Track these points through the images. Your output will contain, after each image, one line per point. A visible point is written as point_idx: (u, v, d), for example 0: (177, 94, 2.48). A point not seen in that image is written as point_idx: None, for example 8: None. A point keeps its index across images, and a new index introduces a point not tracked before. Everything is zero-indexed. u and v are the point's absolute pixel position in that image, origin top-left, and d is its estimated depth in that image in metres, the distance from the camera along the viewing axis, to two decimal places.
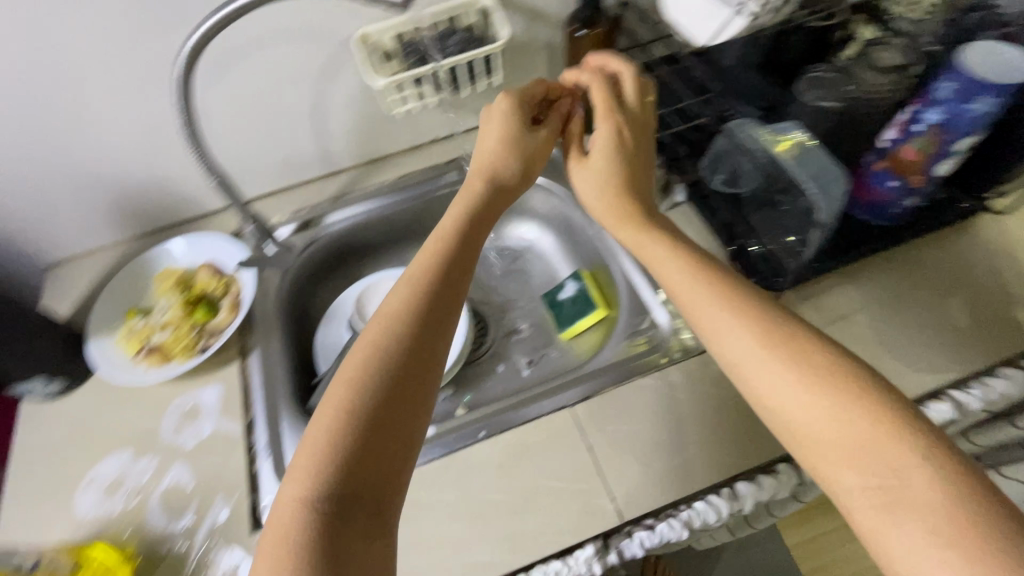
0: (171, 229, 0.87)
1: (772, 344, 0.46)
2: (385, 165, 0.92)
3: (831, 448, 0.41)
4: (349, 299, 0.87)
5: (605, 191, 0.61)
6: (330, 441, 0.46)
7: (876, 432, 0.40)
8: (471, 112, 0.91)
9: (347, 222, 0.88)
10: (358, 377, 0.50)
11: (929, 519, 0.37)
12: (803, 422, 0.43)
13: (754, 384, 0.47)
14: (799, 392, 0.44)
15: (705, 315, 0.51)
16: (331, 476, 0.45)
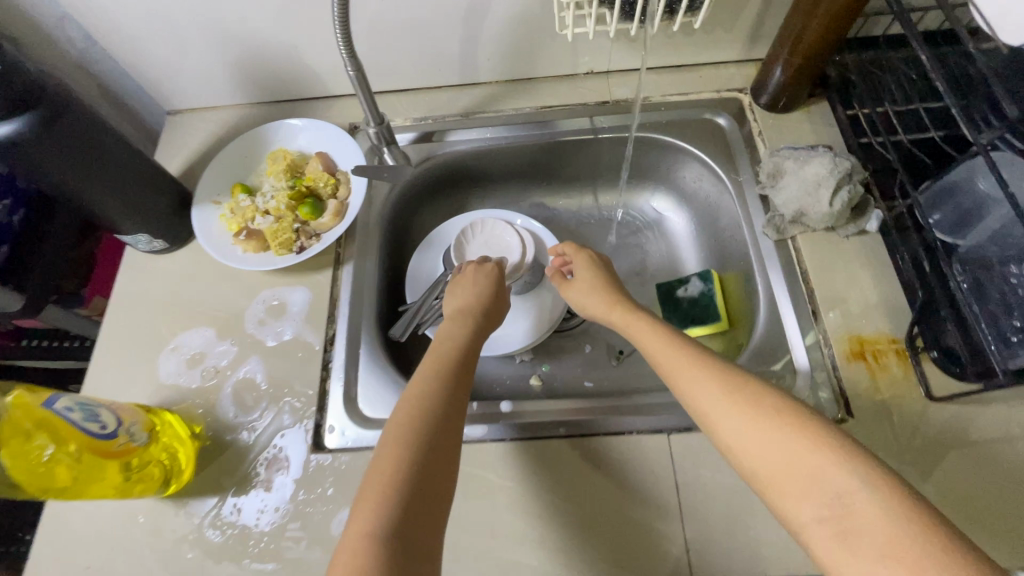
0: (293, 106, 0.82)
1: (735, 395, 0.48)
2: (527, 90, 0.80)
3: (796, 486, 0.42)
4: (454, 229, 0.81)
5: (597, 290, 0.66)
6: (384, 494, 0.45)
7: (828, 461, 0.41)
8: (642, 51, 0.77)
9: (470, 145, 0.79)
10: (414, 413, 0.51)
11: (876, 545, 0.37)
12: (762, 464, 0.44)
13: (719, 434, 0.48)
14: (767, 438, 0.45)
15: (690, 385, 0.51)
16: (382, 530, 0.42)
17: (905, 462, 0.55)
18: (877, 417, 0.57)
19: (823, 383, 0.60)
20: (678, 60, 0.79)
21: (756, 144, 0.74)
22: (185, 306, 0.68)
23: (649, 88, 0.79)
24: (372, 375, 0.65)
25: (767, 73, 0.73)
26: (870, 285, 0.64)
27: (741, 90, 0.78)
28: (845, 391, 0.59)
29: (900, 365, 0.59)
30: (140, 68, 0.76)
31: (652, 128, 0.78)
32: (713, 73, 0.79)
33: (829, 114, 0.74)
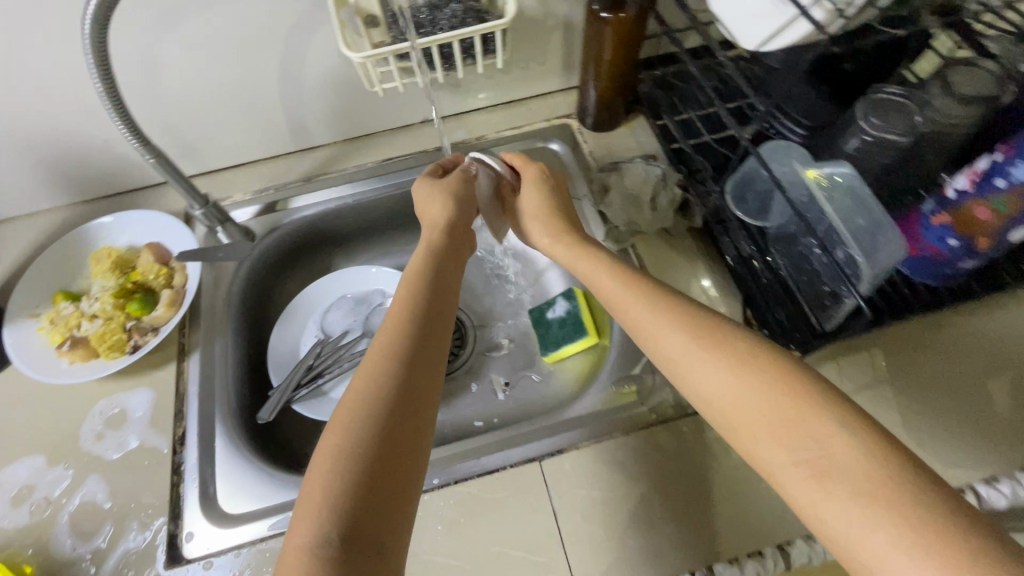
0: (124, 198, 0.79)
1: (701, 337, 0.44)
2: (367, 146, 0.82)
3: (784, 432, 0.38)
4: (315, 296, 0.80)
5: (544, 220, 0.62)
6: (339, 451, 0.40)
7: (801, 409, 0.39)
8: (467, 93, 0.80)
9: (317, 208, 0.78)
10: (361, 401, 0.43)
11: (849, 486, 0.35)
12: (736, 404, 0.41)
13: (691, 381, 0.44)
14: (746, 392, 0.41)
15: (638, 320, 0.49)
16: (338, 491, 0.39)
17: None
18: None
19: None
20: (507, 96, 0.83)
21: (589, 163, 0.79)
22: (8, 436, 0.61)
23: (483, 127, 0.83)
24: (230, 469, 0.61)
25: (583, 96, 0.78)
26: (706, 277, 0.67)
27: (569, 116, 0.83)
28: None
29: None
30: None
31: None
32: (541, 104, 0.84)
33: (647, 126, 0.79)
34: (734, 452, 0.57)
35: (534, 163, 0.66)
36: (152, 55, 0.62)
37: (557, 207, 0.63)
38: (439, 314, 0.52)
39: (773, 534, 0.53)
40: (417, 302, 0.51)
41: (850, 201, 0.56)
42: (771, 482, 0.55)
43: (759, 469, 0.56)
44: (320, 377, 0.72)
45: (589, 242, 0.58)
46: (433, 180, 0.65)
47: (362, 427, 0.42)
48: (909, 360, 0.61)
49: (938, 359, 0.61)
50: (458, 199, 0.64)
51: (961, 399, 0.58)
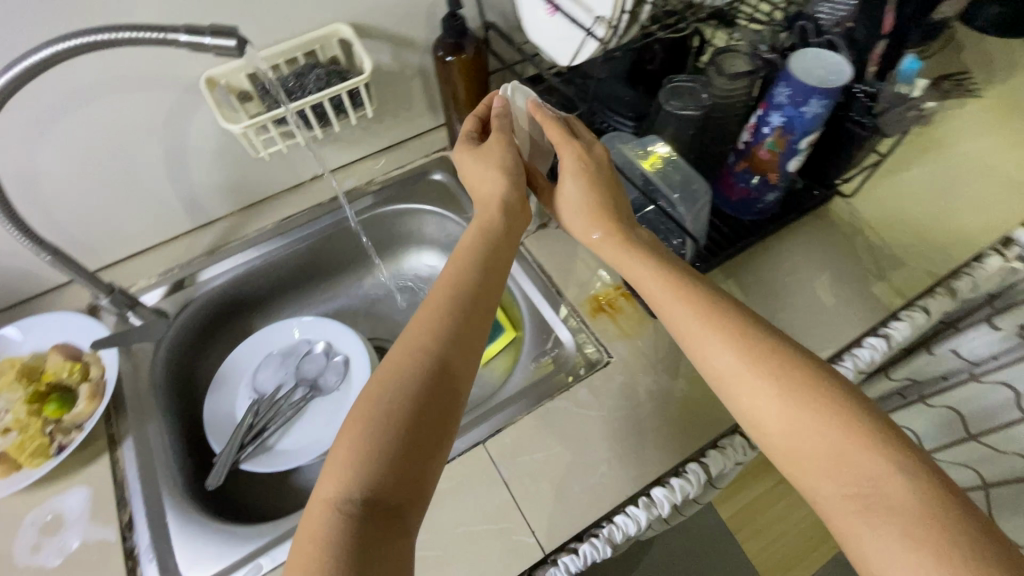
0: (14, 311, 0.76)
1: (758, 362, 0.48)
2: (264, 211, 0.87)
3: (838, 461, 0.44)
4: (243, 361, 0.83)
5: (586, 204, 0.63)
6: (369, 421, 0.46)
7: (859, 448, 0.43)
8: (349, 145, 0.88)
9: (227, 276, 0.82)
10: (394, 380, 0.49)
11: (896, 523, 0.40)
12: (791, 434, 0.46)
13: (740, 396, 0.49)
14: (799, 417, 0.46)
15: (687, 334, 0.53)
16: (367, 458, 0.44)
17: (659, 372, 0.68)
18: (628, 350, 0.70)
19: (587, 341, 0.72)
20: (387, 142, 0.92)
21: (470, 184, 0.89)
22: None
23: (372, 173, 0.91)
24: (188, 538, 0.61)
25: (452, 130, 0.89)
26: (589, 254, 0.78)
27: (445, 148, 0.94)
28: (601, 340, 0.71)
29: (630, 305, 0.74)
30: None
31: (387, 202, 0.90)
32: (419, 143, 0.94)
33: None
34: (642, 388, 0.67)
35: (573, 143, 0.64)
36: (30, 163, 0.65)
37: (602, 200, 0.62)
38: (480, 312, 0.55)
39: (686, 444, 0.63)
40: (455, 292, 0.55)
41: (673, 168, 0.72)
42: (675, 404, 0.66)
43: (664, 396, 0.66)
44: (263, 433, 0.75)
45: (638, 241, 0.60)
46: (471, 147, 0.67)
47: (395, 402, 0.47)
48: (755, 279, 0.75)
49: (779, 273, 0.76)
50: (505, 165, 0.65)
51: (799, 300, 0.73)
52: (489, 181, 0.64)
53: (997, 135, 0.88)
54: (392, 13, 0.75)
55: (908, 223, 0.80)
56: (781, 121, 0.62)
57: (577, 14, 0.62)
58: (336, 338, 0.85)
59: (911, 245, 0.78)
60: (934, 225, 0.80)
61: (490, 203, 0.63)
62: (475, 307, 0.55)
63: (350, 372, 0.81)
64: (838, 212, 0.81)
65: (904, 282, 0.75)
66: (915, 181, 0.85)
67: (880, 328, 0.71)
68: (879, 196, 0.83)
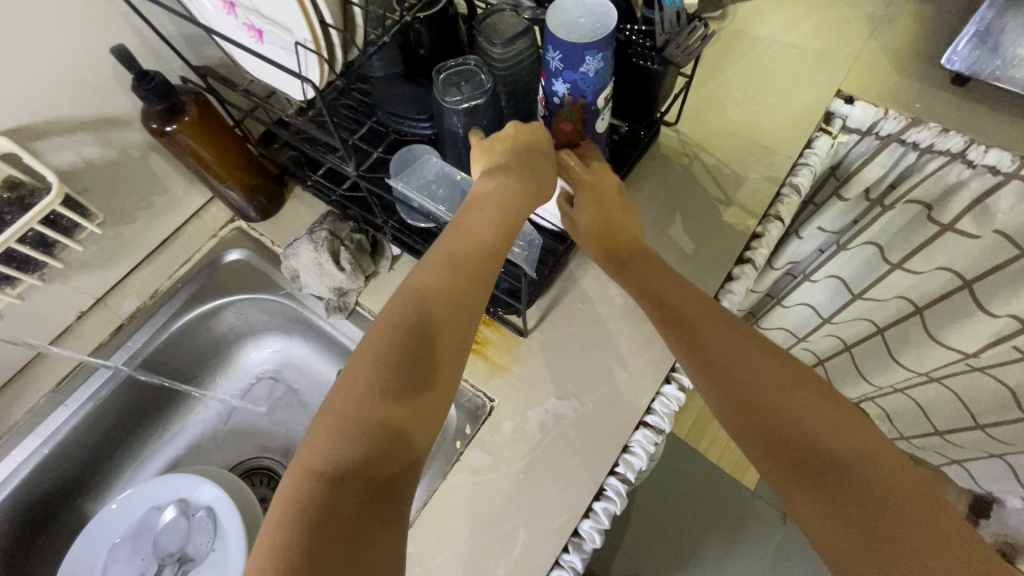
0: None
1: (757, 361, 0.49)
2: (27, 385, 0.68)
3: (825, 449, 0.44)
4: (78, 568, 0.67)
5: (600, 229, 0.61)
6: (380, 383, 0.40)
7: (850, 441, 0.44)
8: (107, 264, 0.70)
9: (7, 487, 0.64)
10: (401, 333, 0.43)
11: (889, 521, 0.39)
12: (783, 427, 0.45)
13: (724, 388, 0.49)
14: (787, 398, 0.46)
15: (684, 331, 0.53)
16: (366, 423, 0.38)
17: (547, 397, 0.61)
18: (509, 384, 0.62)
19: (462, 392, 0.63)
20: (156, 238, 0.74)
21: (274, 251, 0.75)
22: None
23: (152, 282, 0.74)
24: None
25: (227, 199, 0.72)
26: None
27: (232, 219, 0.77)
28: (478, 385, 0.62)
29: (495, 330, 0.65)
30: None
31: (183, 311, 0.73)
32: (198, 224, 0.77)
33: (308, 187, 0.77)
34: (535, 423, 0.60)
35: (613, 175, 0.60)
36: None
37: (627, 223, 0.61)
38: (489, 274, 0.48)
39: (600, 465, 0.57)
40: (470, 246, 0.48)
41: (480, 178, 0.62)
42: (576, 425, 0.59)
43: (560, 423, 0.59)
44: None
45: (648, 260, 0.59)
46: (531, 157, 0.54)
47: (397, 365, 0.41)
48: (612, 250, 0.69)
49: None
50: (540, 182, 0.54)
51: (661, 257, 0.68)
52: (533, 179, 0.53)
53: (787, 9, 0.86)
54: (63, 94, 0.56)
55: (736, 131, 0.76)
56: (566, 89, 0.53)
57: (279, 36, 0.50)
58: (183, 490, 0.69)
59: (747, 154, 0.75)
60: (760, 123, 0.77)
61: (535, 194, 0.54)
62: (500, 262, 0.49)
63: (218, 523, 0.68)
64: (669, 145, 0.76)
65: (752, 196, 0.72)
66: (728, 84, 0.81)
67: (746, 252, 0.69)
68: (701, 112, 0.78)
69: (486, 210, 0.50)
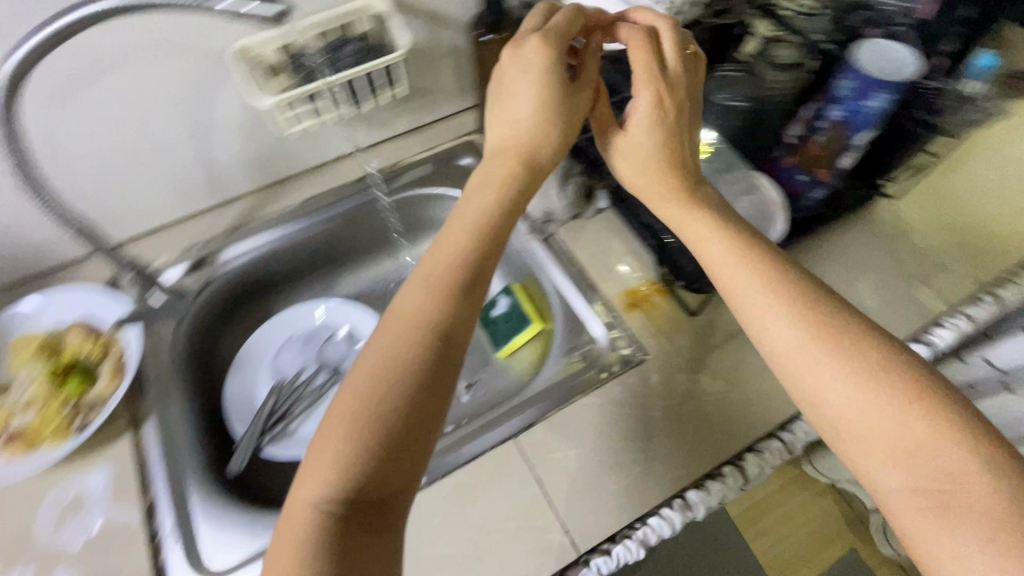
0: (31, 285, 0.74)
1: (822, 341, 0.44)
2: (289, 190, 0.84)
3: (906, 444, 0.40)
4: (266, 342, 0.81)
5: (646, 168, 0.54)
6: (356, 413, 0.41)
7: (938, 435, 0.39)
8: (377, 125, 0.85)
9: (248, 256, 0.80)
10: (385, 364, 0.43)
11: (976, 526, 0.36)
12: (862, 423, 0.41)
13: (805, 381, 0.44)
14: (855, 389, 0.42)
15: (756, 309, 0.47)
16: (352, 451, 0.40)
17: (695, 372, 0.66)
18: (665, 348, 0.68)
19: (621, 337, 0.70)
20: (415, 123, 0.89)
21: None
22: None
23: (399, 154, 0.88)
24: (214, 519, 0.60)
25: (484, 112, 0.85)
26: (622, 246, 0.76)
27: (474, 132, 0.91)
28: (637, 337, 0.69)
29: (665, 301, 0.71)
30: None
31: (421, 184, 0.87)
32: (447, 125, 0.91)
33: None
34: (678, 388, 0.65)
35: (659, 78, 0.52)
36: (48, 129, 0.62)
37: (667, 150, 0.54)
38: (470, 292, 0.48)
39: (724, 448, 0.61)
40: (467, 251, 0.49)
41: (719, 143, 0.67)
42: (713, 406, 0.64)
43: (701, 398, 0.64)
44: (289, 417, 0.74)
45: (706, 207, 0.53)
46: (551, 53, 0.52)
47: (378, 394, 0.42)
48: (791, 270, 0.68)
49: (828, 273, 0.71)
50: (564, 129, 0.55)
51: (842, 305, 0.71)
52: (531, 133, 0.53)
53: None
54: None
55: (954, 228, 0.77)
56: (840, 115, 0.62)
57: None
58: (355, 318, 0.83)
59: (958, 253, 0.75)
60: (983, 231, 0.77)
61: (534, 156, 0.54)
62: (498, 246, 0.51)
63: None
64: (883, 215, 0.78)
65: (949, 291, 0.72)
66: (962, 184, 0.81)
67: (921, 334, 0.68)
68: (925, 200, 0.80)
69: (467, 216, 0.52)
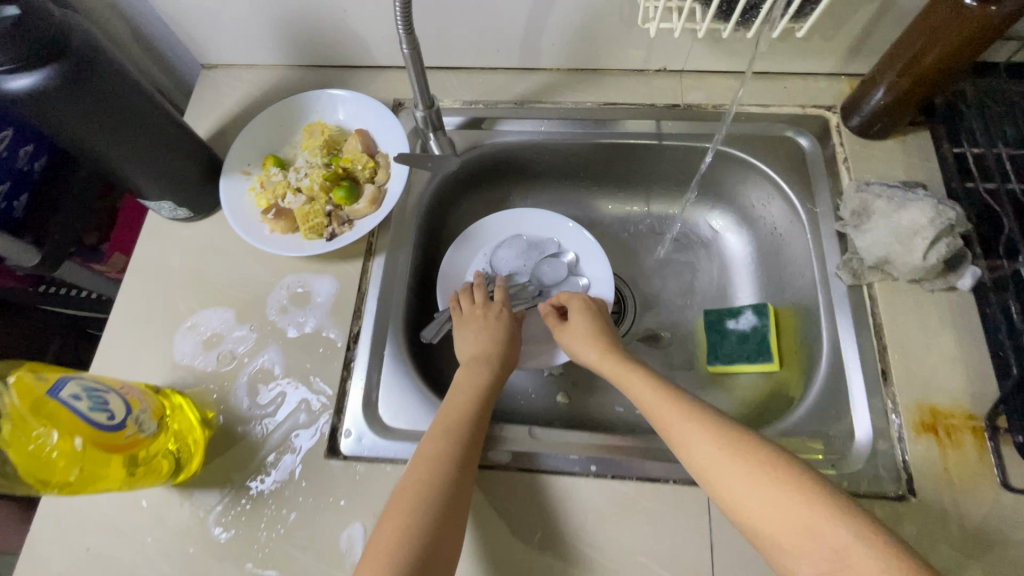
0: (337, 75, 0.77)
1: (737, 445, 0.45)
2: (592, 85, 0.73)
3: (791, 530, 0.40)
4: (492, 229, 0.75)
5: (595, 340, 0.61)
6: (417, 482, 0.48)
7: (823, 518, 0.40)
8: (725, 52, 0.69)
9: (520, 137, 0.73)
10: (443, 430, 0.52)
11: None
12: (761, 512, 0.42)
13: (715, 486, 0.45)
14: (732, 469, 0.44)
15: (674, 426, 0.49)
16: (410, 516, 0.46)
17: (968, 554, 0.50)
18: (940, 501, 0.52)
19: (884, 454, 0.55)
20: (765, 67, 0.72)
21: (839, 171, 0.67)
22: (208, 282, 0.65)
23: (727, 96, 0.72)
24: (396, 379, 0.61)
25: (866, 93, 0.65)
26: (952, 347, 0.57)
27: (829, 108, 0.71)
28: (910, 466, 0.54)
29: (973, 447, 0.54)
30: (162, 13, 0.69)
31: (737, 146, 0.71)
32: (800, 85, 0.72)
33: (931, 147, 0.65)
34: (936, 559, 0.50)
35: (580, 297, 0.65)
36: None
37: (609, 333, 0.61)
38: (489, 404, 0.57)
39: None
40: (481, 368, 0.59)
41: None
42: None
43: None
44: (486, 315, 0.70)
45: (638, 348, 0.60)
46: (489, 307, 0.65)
47: (426, 463, 0.50)
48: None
49: None
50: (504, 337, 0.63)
51: None
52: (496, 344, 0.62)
53: None
54: None
55: None
56: None
57: None
58: (592, 258, 0.73)
59: None
60: None
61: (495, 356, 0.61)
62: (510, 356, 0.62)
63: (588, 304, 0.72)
64: None
65: None
66: None
67: None
68: None
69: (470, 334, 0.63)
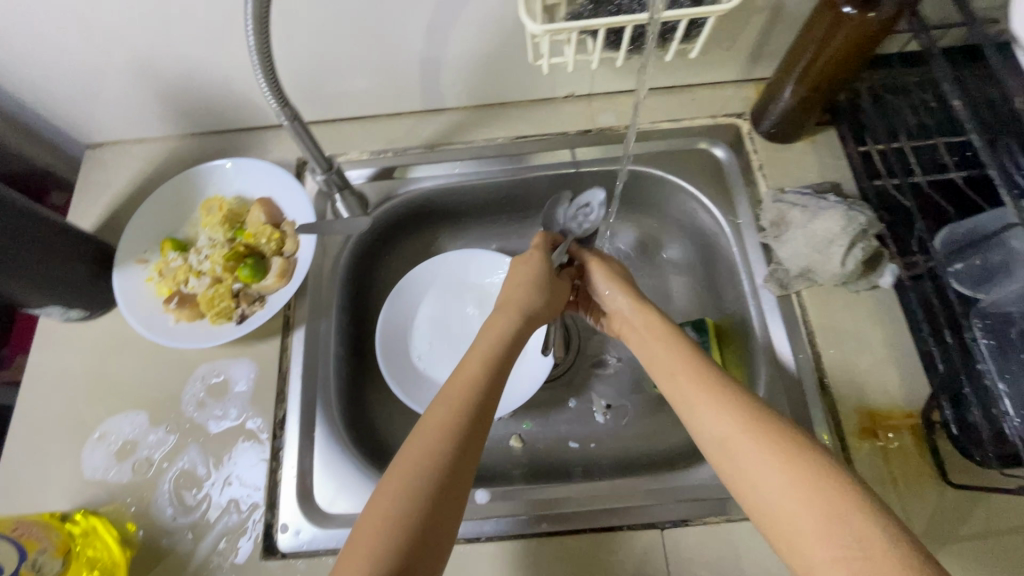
0: (234, 138, 0.73)
1: (763, 426, 0.42)
2: (501, 119, 0.71)
3: (808, 521, 0.37)
4: (420, 279, 0.72)
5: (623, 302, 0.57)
6: (401, 484, 0.39)
7: (850, 509, 0.36)
8: (628, 72, 0.68)
9: (435, 182, 0.70)
10: (446, 412, 0.43)
11: None
12: (780, 499, 0.38)
13: (733, 465, 0.42)
14: (757, 451, 0.41)
15: (697, 401, 0.45)
16: (389, 524, 0.38)
17: None
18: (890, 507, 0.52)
19: None
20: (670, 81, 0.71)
21: (755, 179, 0.67)
22: (114, 385, 0.60)
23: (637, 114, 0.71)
24: (330, 459, 0.58)
25: (771, 98, 0.64)
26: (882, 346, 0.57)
27: (739, 115, 0.70)
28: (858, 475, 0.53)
29: (914, 445, 0.54)
30: (29, 100, 0.64)
31: (655, 166, 0.70)
32: (708, 95, 0.71)
33: (839, 145, 0.66)
34: None
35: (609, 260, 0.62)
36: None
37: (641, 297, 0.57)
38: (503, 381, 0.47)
39: None
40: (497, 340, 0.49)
41: None
42: None
43: None
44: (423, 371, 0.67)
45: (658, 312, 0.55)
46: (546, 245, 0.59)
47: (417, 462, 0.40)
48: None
49: None
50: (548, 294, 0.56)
51: None
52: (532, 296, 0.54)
53: None
54: None
55: None
56: None
57: None
58: None
59: None
60: None
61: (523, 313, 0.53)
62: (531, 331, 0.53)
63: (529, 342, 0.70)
64: None
65: None
66: None
67: None
68: None
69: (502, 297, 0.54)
